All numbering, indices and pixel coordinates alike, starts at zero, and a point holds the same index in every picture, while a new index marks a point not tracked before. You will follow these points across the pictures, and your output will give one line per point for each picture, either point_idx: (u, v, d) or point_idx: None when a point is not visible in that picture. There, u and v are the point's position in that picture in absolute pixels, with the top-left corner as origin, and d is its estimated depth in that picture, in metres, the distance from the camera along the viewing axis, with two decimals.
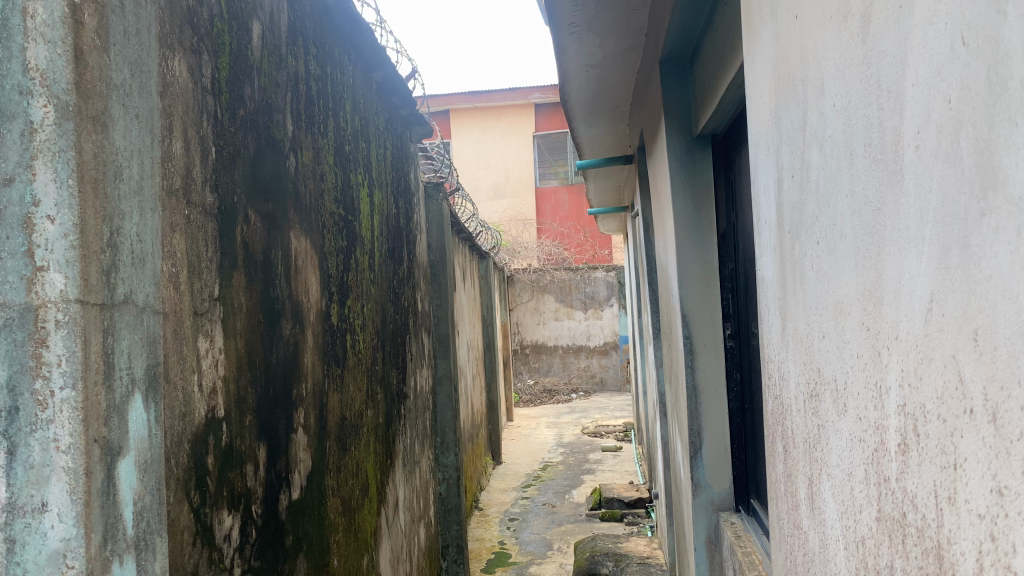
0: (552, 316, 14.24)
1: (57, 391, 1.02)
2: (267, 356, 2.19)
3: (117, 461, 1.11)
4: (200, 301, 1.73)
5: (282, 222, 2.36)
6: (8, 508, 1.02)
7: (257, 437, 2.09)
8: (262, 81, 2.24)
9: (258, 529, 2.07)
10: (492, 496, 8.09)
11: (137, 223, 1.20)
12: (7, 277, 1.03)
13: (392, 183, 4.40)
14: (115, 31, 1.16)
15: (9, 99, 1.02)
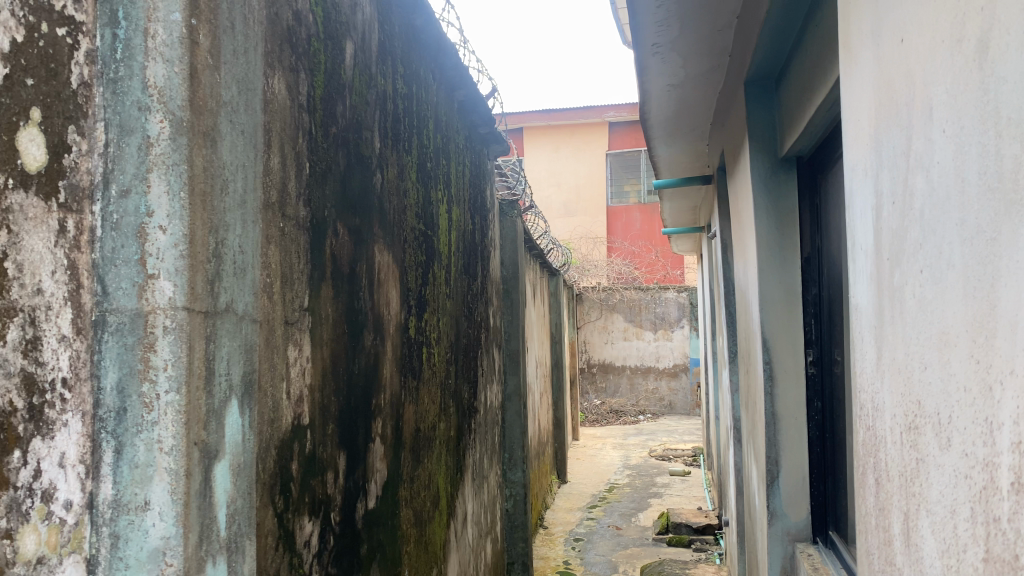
0: (621, 336, 14.13)
1: (162, 394, 1.07)
2: (350, 367, 2.24)
3: (214, 465, 1.15)
4: (290, 311, 1.78)
5: (367, 237, 2.41)
6: (114, 505, 1.06)
7: (338, 446, 2.14)
8: (353, 98, 2.30)
9: (336, 536, 2.11)
10: (557, 516, 8.04)
11: (240, 235, 1.25)
12: (122, 284, 1.07)
13: (469, 199, 4.45)
14: (226, 51, 1.21)
15: (130, 114, 1.07)
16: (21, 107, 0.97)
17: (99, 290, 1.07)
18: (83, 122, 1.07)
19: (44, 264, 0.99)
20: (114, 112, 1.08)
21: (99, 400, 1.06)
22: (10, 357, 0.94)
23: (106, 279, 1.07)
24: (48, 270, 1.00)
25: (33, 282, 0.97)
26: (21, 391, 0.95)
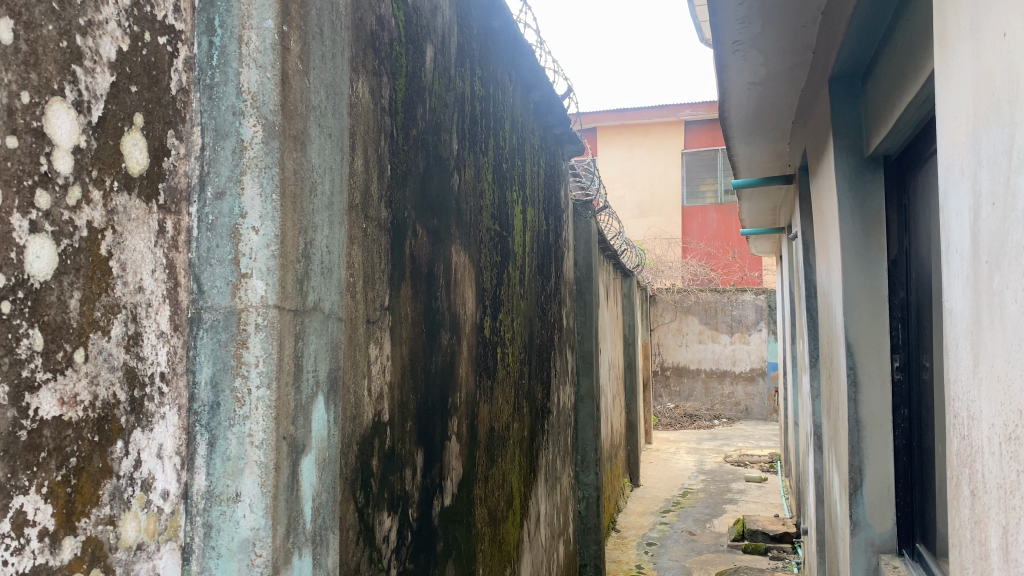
0: (696, 339, 13.93)
1: (253, 389, 1.11)
2: (427, 365, 2.27)
3: (301, 460, 1.20)
4: (372, 310, 1.82)
5: (445, 237, 2.44)
6: (207, 496, 1.10)
7: (416, 443, 2.17)
8: (433, 101, 2.33)
9: (413, 532, 2.15)
10: (630, 520, 7.97)
11: (326, 235, 1.29)
12: (217, 282, 1.11)
13: (544, 200, 4.46)
14: (315, 56, 1.25)
15: (225, 119, 1.11)
16: (125, 113, 1.00)
17: (195, 288, 1.11)
18: (181, 127, 1.11)
19: (145, 263, 1.02)
20: (210, 116, 1.12)
21: (194, 394, 1.11)
22: (115, 353, 0.97)
23: (202, 278, 1.11)
24: (148, 268, 1.03)
25: (135, 280, 1.00)
26: (124, 384, 0.98)
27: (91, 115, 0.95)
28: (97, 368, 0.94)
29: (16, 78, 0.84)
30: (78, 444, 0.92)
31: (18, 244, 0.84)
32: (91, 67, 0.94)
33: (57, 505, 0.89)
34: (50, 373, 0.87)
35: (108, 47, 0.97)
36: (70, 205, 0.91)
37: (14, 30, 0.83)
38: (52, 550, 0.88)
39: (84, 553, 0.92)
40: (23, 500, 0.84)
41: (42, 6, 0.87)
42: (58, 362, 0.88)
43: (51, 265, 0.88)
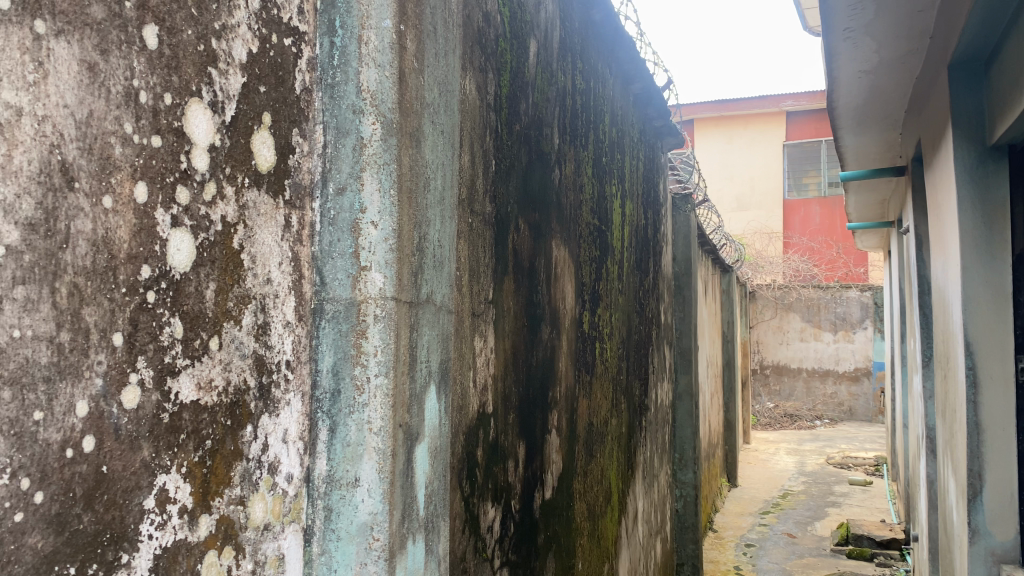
0: (797, 337, 13.54)
1: (372, 377, 1.14)
2: (529, 358, 2.29)
3: (415, 447, 1.24)
4: (478, 303, 1.85)
5: (546, 232, 2.45)
6: (328, 480, 1.14)
7: (519, 435, 2.19)
8: (536, 96, 2.35)
9: (516, 523, 2.18)
10: (728, 520, 7.82)
11: (438, 230, 1.33)
12: (338, 275, 1.15)
13: (642, 193, 4.41)
14: (429, 54, 1.27)
15: (345, 117, 1.16)
16: (255, 112, 1.05)
17: (318, 280, 1.16)
18: (305, 125, 1.15)
19: (272, 256, 1.07)
20: (331, 115, 1.17)
21: (316, 381, 1.15)
22: (245, 341, 1.02)
23: (324, 271, 1.16)
24: (276, 261, 1.08)
25: (263, 272, 1.05)
26: (252, 371, 1.03)
27: (224, 114, 0.99)
28: (230, 355, 0.99)
29: (160, 80, 0.89)
30: (212, 428, 0.97)
31: (163, 237, 0.89)
32: (225, 69, 0.99)
33: (195, 484, 0.94)
34: (188, 359, 0.92)
35: (239, 50, 1.02)
36: (206, 200, 0.96)
37: (159, 36, 0.88)
38: (190, 527, 0.93)
39: (217, 530, 0.98)
40: (165, 478, 0.89)
41: (182, 12, 0.92)
42: (196, 349, 0.94)
43: (190, 257, 0.93)
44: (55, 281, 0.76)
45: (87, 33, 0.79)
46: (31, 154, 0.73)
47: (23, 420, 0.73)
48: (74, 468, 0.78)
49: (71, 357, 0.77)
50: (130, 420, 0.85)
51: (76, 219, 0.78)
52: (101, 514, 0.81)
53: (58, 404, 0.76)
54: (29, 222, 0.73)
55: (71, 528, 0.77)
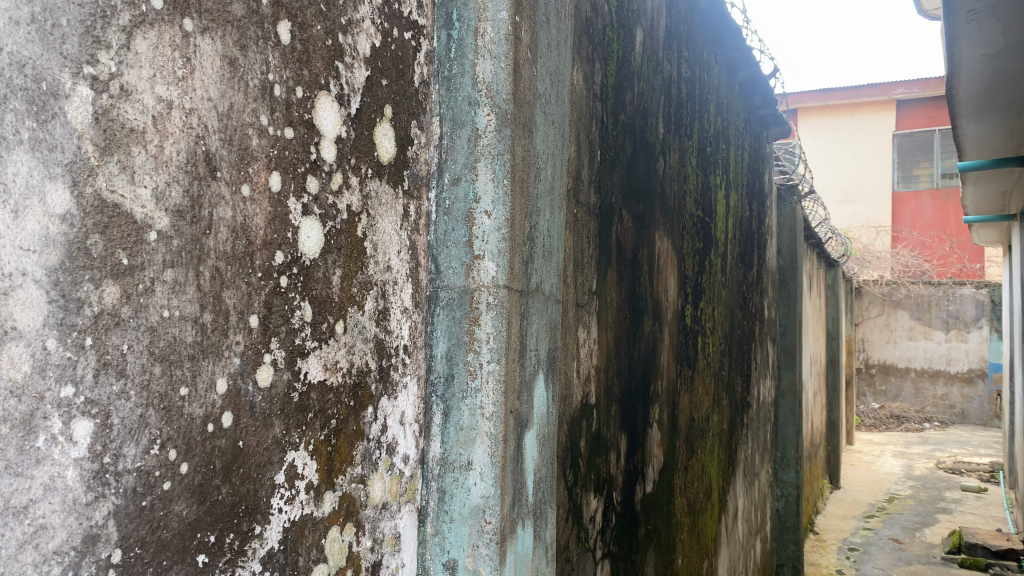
0: (905, 335, 12.97)
1: (484, 363, 1.17)
2: (631, 350, 2.27)
3: (525, 434, 1.26)
4: (582, 294, 1.85)
5: (650, 223, 2.43)
6: (442, 462, 1.20)
7: (620, 429, 2.18)
8: (642, 85, 2.33)
9: (617, 515, 2.17)
10: (830, 522, 7.59)
11: (548, 220, 1.34)
12: (453, 264, 1.20)
13: (747, 185, 4.31)
14: (542, 44, 1.28)
15: (462, 109, 1.19)
16: (377, 105, 1.10)
17: (434, 268, 1.21)
18: (423, 117, 1.19)
19: (392, 245, 1.13)
20: (448, 107, 1.20)
21: (431, 366, 1.21)
22: (367, 325, 1.08)
23: (440, 259, 1.20)
24: (395, 249, 1.14)
25: (384, 260, 1.11)
26: (373, 355, 1.09)
27: (350, 107, 1.04)
28: (353, 339, 1.05)
29: (292, 75, 0.93)
30: (337, 408, 1.02)
31: (295, 226, 0.94)
32: (350, 63, 1.03)
33: (320, 461, 0.99)
34: (317, 341, 0.98)
35: (364, 44, 1.06)
36: (333, 190, 1.01)
37: (292, 31, 0.92)
38: (316, 502, 0.98)
39: (340, 507, 1.02)
40: (295, 455, 0.94)
41: (313, 8, 0.95)
42: (324, 332, 0.99)
43: (318, 244, 0.98)
44: (200, 265, 0.80)
45: (229, 30, 0.84)
46: (180, 145, 0.78)
47: (171, 395, 0.77)
48: (214, 442, 0.83)
49: (212, 336, 0.82)
50: (264, 398, 0.89)
51: (218, 207, 0.82)
52: (237, 487, 0.86)
53: (201, 380, 0.81)
54: (178, 209, 0.77)
55: (211, 498, 0.83)
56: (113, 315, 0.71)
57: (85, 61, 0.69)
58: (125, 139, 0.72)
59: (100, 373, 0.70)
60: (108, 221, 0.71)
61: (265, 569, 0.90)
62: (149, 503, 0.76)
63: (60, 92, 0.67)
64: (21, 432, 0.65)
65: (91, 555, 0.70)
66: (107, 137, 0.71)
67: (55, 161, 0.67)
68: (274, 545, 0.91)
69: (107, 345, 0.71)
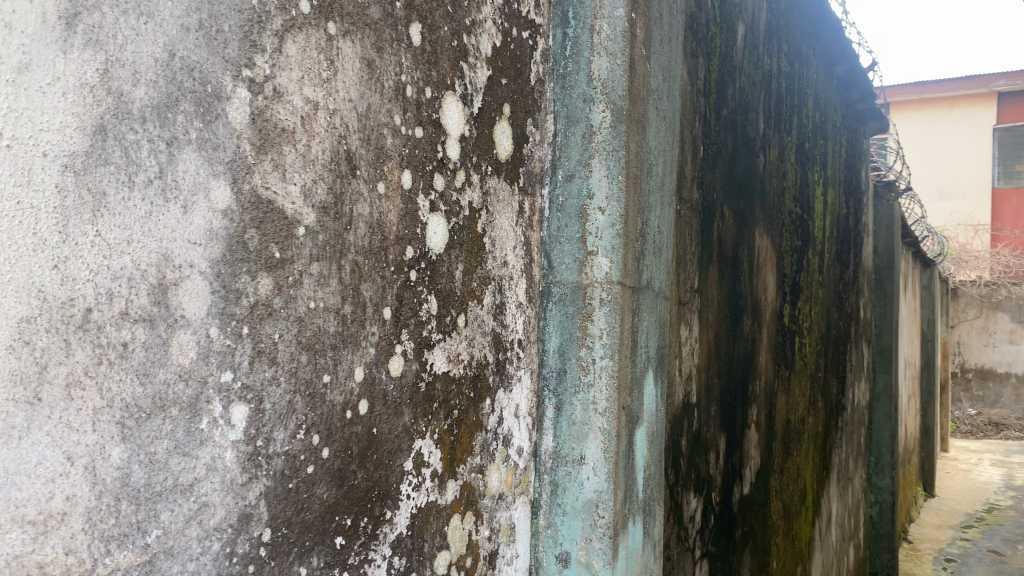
0: (1005, 338, 12.29)
1: (597, 358, 1.17)
2: (731, 350, 2.24)
3: (636, 430, 1.26)
4: (685, 291, 1.84)
5: (750, 219, 2.39)
6: (555, 456, 1.21)
7: (720, 429, 2.16)
8: (743, 80, 2.29)
9: (716, 516, 2.15)
10: (925, 532, 7.31)
11: (659, 215, 1.33)
12: (566, 260, 1.20)
13: (844, 181, 4.20)
14: (655, 40, 1.28)
15: (577, 106, 1.20)
16: (497, 104, 1.12)
17: (547, 264, 1.22)
18: (538, 115, 1.21)
19: (509, 240, 1.15)
20: (563, 104, 1.22)
21: (543, 360, 1.22)
22: (486, 319, 1.10)
23: (553, 255, 1.22)
24: (511, 244, 1.16)
25: (501, 255, 1.13)
26: (491, 348, 1.12)
27: (473, 106, 1.07)
28: (473, 332, 1.08)
29: (422, 75, 0.96)
30: (459, 399, 1.05)
31: (423, 221, 0.97)
32: (473, 63, 1.06)
33: (443, 450, 1.02)
34: (441, 334, 1.01)
35: (485, 44, 1.09)
36: (457, 187, 1.04)
37: (422, 33, 0.96)
38: (440, 490, 1.01)
39: (461, 495, 1.05)
40: (422, 443, 0.98)
41: (440, 10, 0.99)
42: (447, 325, 1.02)
43: (443, 240, 1.01)
44: (342, 259, 0.84)
45: (367, 33, 0.87)
46: (325, 144, 0.81)
47: (315, 382, 0.81)
48: (352, 428, 0.86)
49: (351, 327, 0.85)
50: (395, 387, 0.93)
51: (357, 204, 0.86)
52: (371, 472, 0.89)
53: (342, 368, 0.84)
54: (323, 205, 0.81)
55: (349, 483, 0.86)
56: (267, 305, 0.75)
57: (244, 64, 0.73)
58: (278, 139, 0.76)
59: (255, 361, 0.74)
60: (263, 216, 0.74)
61: (395, 553, 0.94)
62: (295, 485, 0.79)
63: (223, 94, 0.71)
64: (189, 414, 0.68)
65: (245, 533, 0.74)
66: (262, 137, 0.74)
67: (219, 160, 0.70)
68: (403, 530, 0.95)
69: (261, 334, 0.75)
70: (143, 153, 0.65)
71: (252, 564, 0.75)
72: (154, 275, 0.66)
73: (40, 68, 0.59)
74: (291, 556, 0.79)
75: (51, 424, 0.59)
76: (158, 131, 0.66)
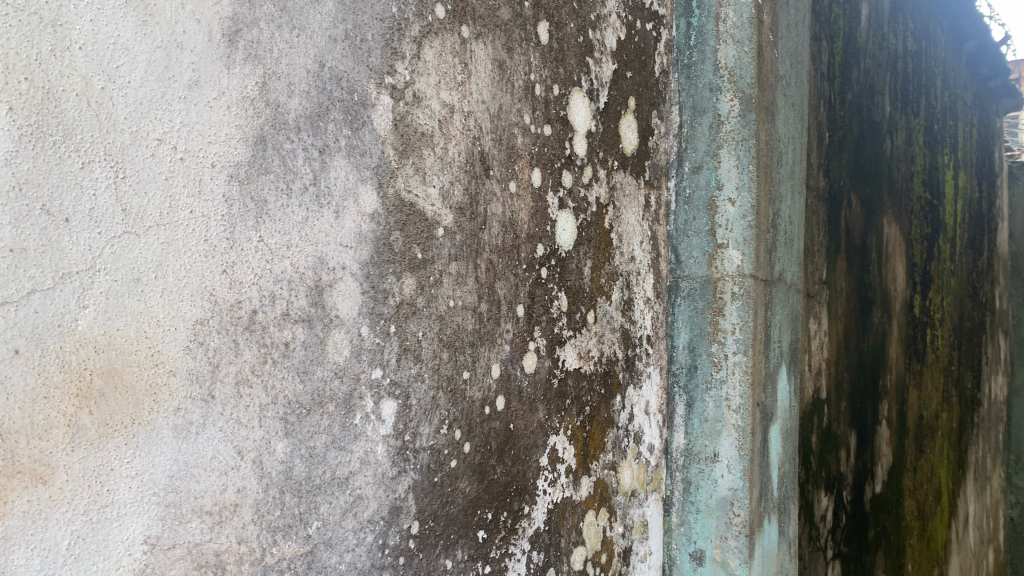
0: None
1: (730, 354, 1.15)
2: (860, 343, 2.16)
3: (771, 428, 1.23)
4: (813, 283, 1.79)
5: (878, 207, 2.28)
6: (687, 453, 1.19)
7: (850, 425, 2.08)
8: (868, 62, 2.20)
9: (848, 515, 2.07)
10: None
11: (789, 206, 1.30)
12: (694, 253, 1.19)
13: (976, 163, 3.96)
14: (783, 25, 1.24)
15: (703, 95, 1.18)
16: (623, 97, 1.11)
17: (674, 259, 1.21)
18: (663, 107, 1.20)
19: (636, 235, 1.14)
20: (688, 95, 1.20)
21: (673, 357, 1.21)
22: (615, 315, 1.10)
23: (680, 249, 1.20)
24: (638, 239, 1.15)
25: (628, 250, 1.13)
26: (621, 344, 1.11)
27: (599, 101, 1.06)
28: (603, 328, 1.08)
29: (550, 73, 0.97)
30: (590, 395, 1.05)
31: (552, 219, 0.98)
32: (599, 57, 1.06)
33: (577, 446, 1.02)
34: (572, 330, 1.02)
35: (611, 38, 1.08)
36: (584, 183, 1.04)
37: (549, 31, 0.96)
38: (575, 486, 1.02)
39: (595, 492, 1.05)
40: (556, 439, 0.99)
41: (567, 7, 0.99)
42: (577, 322, 1.03)
43: (572, 236, 1.01)
44: (477, 258, 0.86)
45: (498, 34, 0.88)
46: (461, 146, 0.83)
47: (456, 378, 0.83)
48: (491, 424, 0.88)
49: (487, 324, 0.87)
50: (530, 383, 0.94)
51: (491, 203, 0.88)
52: (510, 467, 0.91)
53: (480, 365, 0.86)
54: (459, 206, 0.83)
55: (489, 478, 0.88)
56: (411, 304, 0.77)
57: (386, 72, 0.75)
58: (418, 143, 0.78)
59: (402, 358, 0.77)
60: (406, 219, 0.77)
61: (533, 548, 0.95)
62: (440, 480, 0.81)
63: (368, 101, 0.73)
64: (343, 410, 0.71)
65: (396, 525, 0.76)
66: (403, 142, 0.77)
67: (366, 165, 0.73)
68: (540, 525, 0.96)
69: (406, 332, 0.77)
70: (299, 161, 0.68)
71: (403, 556, 0.77)
72: (311, 277, 0.69)
73: (208, 84, 0.62)
74: (437, 549, 0.81)
75: (223, 420, 0.63)
76: (311, 140, 0.69)
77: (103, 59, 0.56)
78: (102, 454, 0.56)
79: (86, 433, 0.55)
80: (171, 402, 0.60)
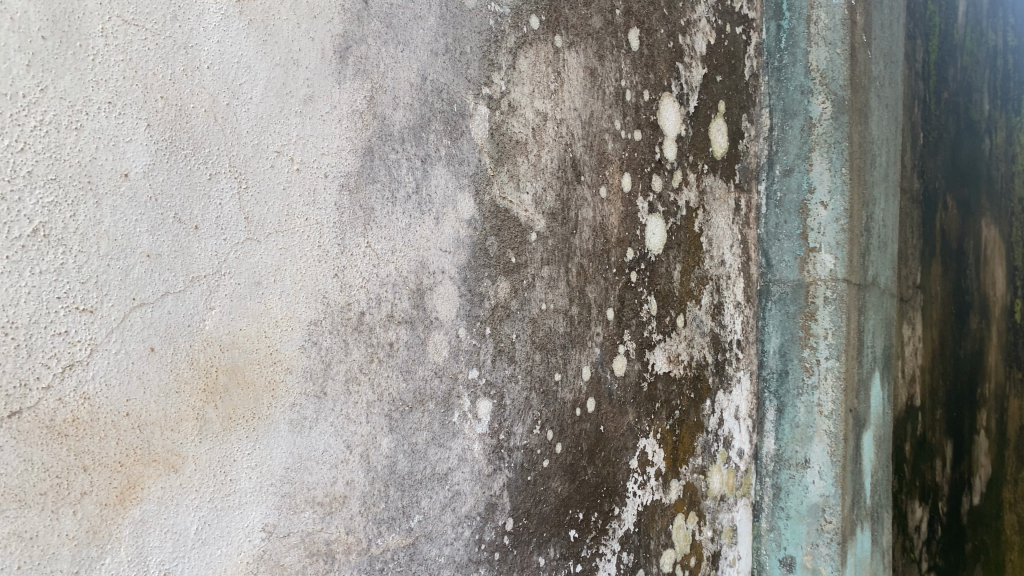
0: None
1: (823, 359, 1.14)
2: (955, 349, 2.03)
3: (863, 434, 1.20)
4: (906, 289, 1.77)
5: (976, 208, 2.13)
6: (777, 459, 1.18)
7: (946, 434, 2.00)
8: (965, 58, 2.11)
9: (943, 528, 1.99)
10: None
11: (883, 209, 1.27)
12: (785, 257, 1.18)
13: None
14: (876, 24, 1.22)
15: (794, 99, 1.18)
16: (713, 101, 1.11)
17: (764, 262, 1.20)
18: (753, 110, 1.20)
19: (725, 238, 1.14)
20: (779, 98, 1.20)
21: (764, 361, 1.20)
22: (704, 319, 1.10)
23: (771, 253, 1.19)
24: (728, 243, 1.15)
25: (718, 254, 1.13)
26: (710, 348, 1.11)
27: (689, 106, 1.07)
28: (692, 332, 1.08)
29: (641, 79, 0.98)
30: (679, 399, 1.06)
31: (642, 223, 0.99)
32: (689, 62, 1.07)
33: (666, 450, 1.03)
34: (661, 334, 1.02)
35: (700, 43, 1.09)
36: (674, 187, 1.04)
37: (640, 37, 0.98)
38: (663, 489, 1.02)
39: (684, 495, 1.06)
40: (646, 442, 1.00)
41: (657, 13, 1.00)
42: (667, 325, 1.03)
43: (661, 240, 1.02)
44: (569, 262, 0.88)
45: (590, 42, 0.90)
46: (553, 153, 0.85)
47: (549, 379, 0.85)
48: (582, 425, 0.89)
49: (578, 327, 0.89)
50: (620, 386, 0.95)
51: (583, 209, 0.89)
52: (600, 468, 0.92)
53: (571, 366, 0.88)
54: (552, 212, 0.85)
55: (580, 478, 0.89)
56: (505, 307, 0.80)
57: (484, 83, 0.78)
58: (512, 151, 0.81)
59: (497, 359, 0.79)
60: (501, 225, 0.79)
61: (623, 549, 0.96)
62: (533, 478, 0.83)
63: (466, 111, 0.76)
64: (443, 408, 0.74)
65: (491, 521, 0.79)
66: (499, 150, 0.79)
67: (465, 173, 0.76)
68: (630, 526, 0.97)
69: (501, 334, 0.80)
70: (403, 171, 0.71)
71: (498, 551, 0.80)
72: (413, 280, 0.72)
73: (321, 98, 0.66)
74: (531, 546, 0.83)
75: (333, 415, 0.66)
76: (415, 150, 0.72)
77: (228, 78, 0.60)
78: (226, 446, 0.60)
79: (212, 426, 0.59)
80: (287, 398, 0.63)
